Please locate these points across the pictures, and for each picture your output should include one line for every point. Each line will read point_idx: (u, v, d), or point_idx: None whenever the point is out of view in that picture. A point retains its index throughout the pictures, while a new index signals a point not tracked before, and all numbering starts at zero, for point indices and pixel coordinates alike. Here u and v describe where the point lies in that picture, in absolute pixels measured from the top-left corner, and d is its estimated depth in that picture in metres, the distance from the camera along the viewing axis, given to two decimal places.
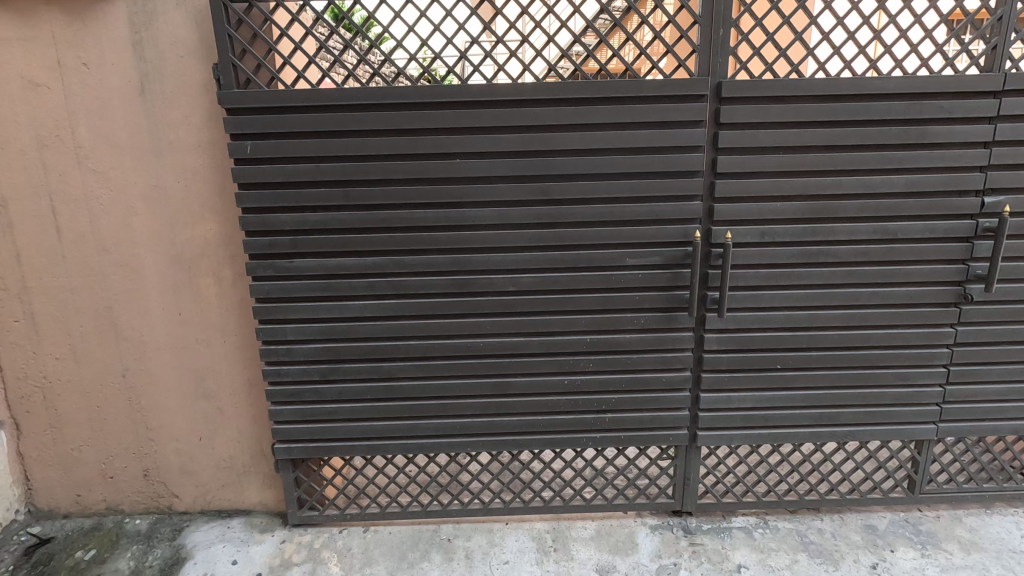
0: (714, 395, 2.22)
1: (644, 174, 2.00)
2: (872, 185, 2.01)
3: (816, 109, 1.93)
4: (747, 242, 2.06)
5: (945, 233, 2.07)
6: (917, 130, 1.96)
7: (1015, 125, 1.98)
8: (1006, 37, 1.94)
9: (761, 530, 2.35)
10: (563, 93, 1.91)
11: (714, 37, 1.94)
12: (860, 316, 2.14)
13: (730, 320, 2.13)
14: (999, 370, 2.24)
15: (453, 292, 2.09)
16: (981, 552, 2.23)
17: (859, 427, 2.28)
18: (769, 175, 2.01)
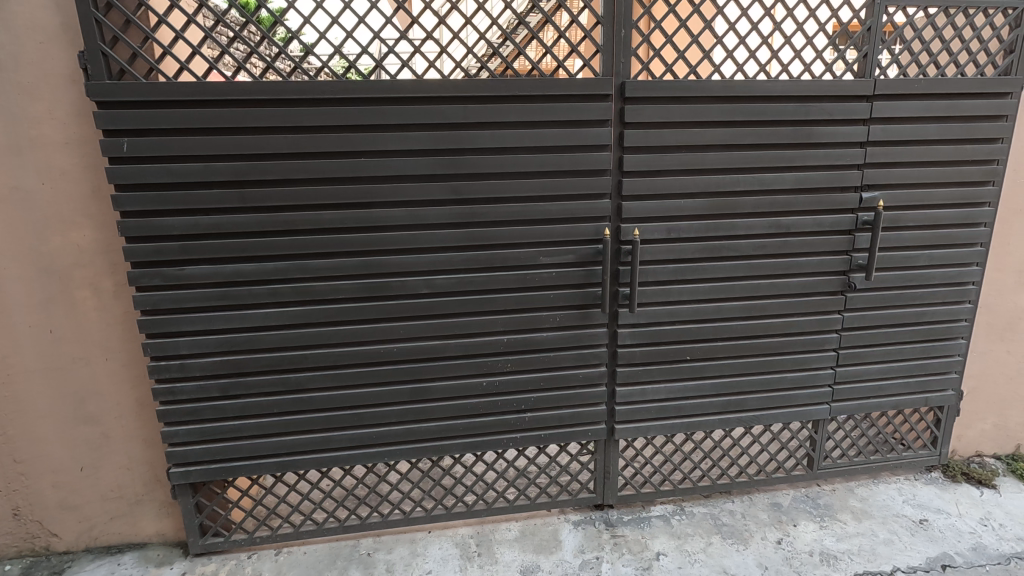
0: (630, 389, 2.26)
1: (554, 173, 2.01)
2: (767, 183, 2.12)
3: (713, 110, 2.02)
4: (655, 238, 2.12)
5: (830, 226, 2.23)
6: (804, 130, 2.10)
7: (887, 127, 2.16)
8: (875, 46, 2.12)
9: (678, 517, 2.44)
10: (470, 91, 1.88)
11: (617, 37, 1.97)
12: (760, 306, 2.26)
13: (642, 315, 2.18)
14: (880, 351, 2.44)
15: (364, 296, 2.00)
16: (871, 519, 2.43)
17: (762, 411, 2.41)
18: (673, 173, 2.08)
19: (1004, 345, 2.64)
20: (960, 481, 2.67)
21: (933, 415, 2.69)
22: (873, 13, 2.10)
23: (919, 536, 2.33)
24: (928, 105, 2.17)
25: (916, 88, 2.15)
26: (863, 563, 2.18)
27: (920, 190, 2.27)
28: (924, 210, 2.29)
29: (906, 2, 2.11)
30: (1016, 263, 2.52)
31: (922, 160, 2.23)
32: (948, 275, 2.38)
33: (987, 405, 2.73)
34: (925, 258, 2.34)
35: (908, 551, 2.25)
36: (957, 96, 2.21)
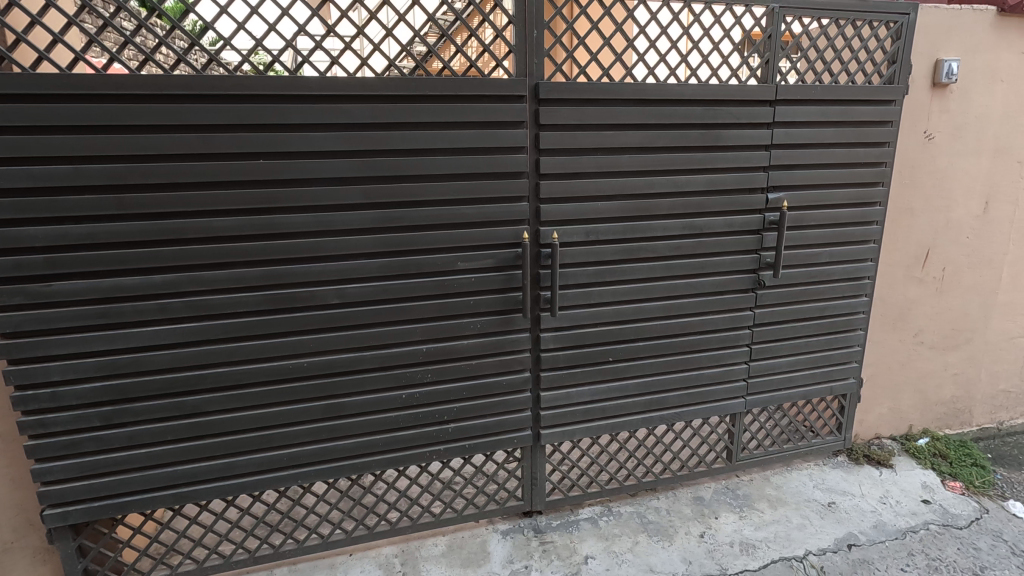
0: (555, 393, 2.24)
1: (470, 176, 1.95)
2: (680, 185, 2.16)
3: (626, 112, 2.03)
4: (574, 241, 2.11)
5: (739, 227, 2.31)
6: (713, 134, 2.15)
7: (789, 130, 2.26)
8: (776, 53, 2.20)
9: (606, 518, 2.44)
10: (377, 89, 1.78)
11: (529, 37, 1.94)
12: (678, 305, 2.30)
13: (564, 318, 2.17)
14: (789, 345, 2.56)
15: (268, 308, 1.86)
16: (785, 506, 2.54)
17: (683, 408, 2.46)
18: (591, 176, 2.07)
19: (896, 334, 2.84)
20: (862, 463, 2.85)
21: (837, 402, 2.86)
22: (773, 22, 2.19)
23: (827, 518, 2.46)
24: (825, 110, 2.29)
25: (813, 94, 2.26)
26: (780, 549, 2.27)
27: (820, 191, 2.39)
28: (824, 209, 2.42)
29: (802, 12, 2.21)
30: (904, 257, 2.72)
31: (821, 162, 2.35)
32: (846, 270, 2.53)
33: (883, 391, 2.93)
34: (826, 255, 2.47)
35: (818, 534, 2.37)
36: (849, 102, 2.35)
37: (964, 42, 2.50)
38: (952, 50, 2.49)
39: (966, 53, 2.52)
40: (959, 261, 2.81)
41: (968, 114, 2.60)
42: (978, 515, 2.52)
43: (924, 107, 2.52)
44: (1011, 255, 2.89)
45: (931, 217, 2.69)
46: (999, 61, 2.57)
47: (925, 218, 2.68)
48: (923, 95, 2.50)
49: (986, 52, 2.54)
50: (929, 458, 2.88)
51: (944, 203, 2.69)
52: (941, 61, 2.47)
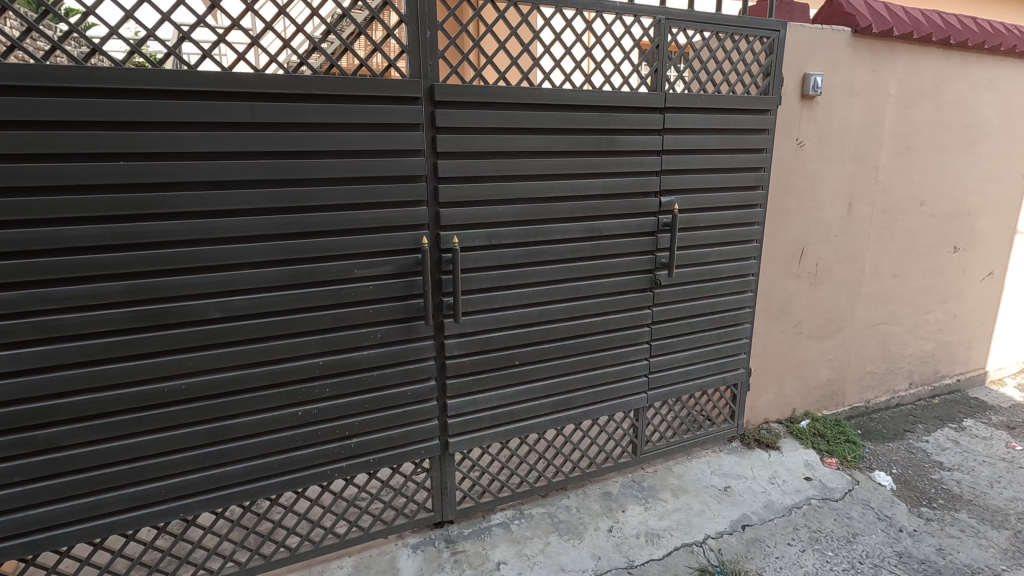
0: (461, 400, 2.20)
1: (364, 180, 1.87)
2: (579, 188, 2.20)
3: (523, 116, 2.03)
4: (476, 245, 2.09)
5: (636, 229, 2.39)
6: (608, 139, 2.22)
7: (677, 136, 2.38)
8: (663, 63, 2.31)
9: (518, 521, 2.44)
10: (257, 87, 1.66)
11: (422, 38, 1.89)
12: (580, 307, 2.35)
13: (468, 323, 2.14)
14: (684, 340, 2.70)
15: (137, 326, 1.67)
16: (686, 494, 2.67)
17: (589, 406, 2.51)
18: (490, 179, 2.06)
19: (779, 326, 3.08)
20: (753, 447, 3.06)
21: (730, 392, 3.04)
22: (660, 32, 2.29)
23: (724, 502, 2.61)
24: (709, 118, 2.43)
25: (698, 103, 2.39)
26: (682, 536, 2.38)
27: (708, 194, 2.54)
28: (710, 212, 2.57)
29: (687, 24, 2.32)
30: (783, 255, 2.95)
31: (707, 167, 2.49)
32: (733, 268, 2.71)
33: (769, 378, 3.16)
34: (714, 254, 2.63)
35: (716, 518, 2.51)
36: (730, 111, 2.51)
37: (827, 59, 2.75)
38: (817, 65, 2.73)
39: (828, 68, 2.77)
40: (830, 257, 3.09)
41: (832, 124, 2.86)
42: (850, 487, 2.79)
43: (796, 116, 2.74)
44: (871, 251, 3.23)
45: (804, 217, 2.94)
46: (855, 76, 2.85)
47: (800, 218, 2.93)
48: (794, 106, 2.73)
49: (844, 69, 2.81)
50: (810, 438, 3.14)
51: (815, 205, 2.95)
52: (807, 75, 2.70)
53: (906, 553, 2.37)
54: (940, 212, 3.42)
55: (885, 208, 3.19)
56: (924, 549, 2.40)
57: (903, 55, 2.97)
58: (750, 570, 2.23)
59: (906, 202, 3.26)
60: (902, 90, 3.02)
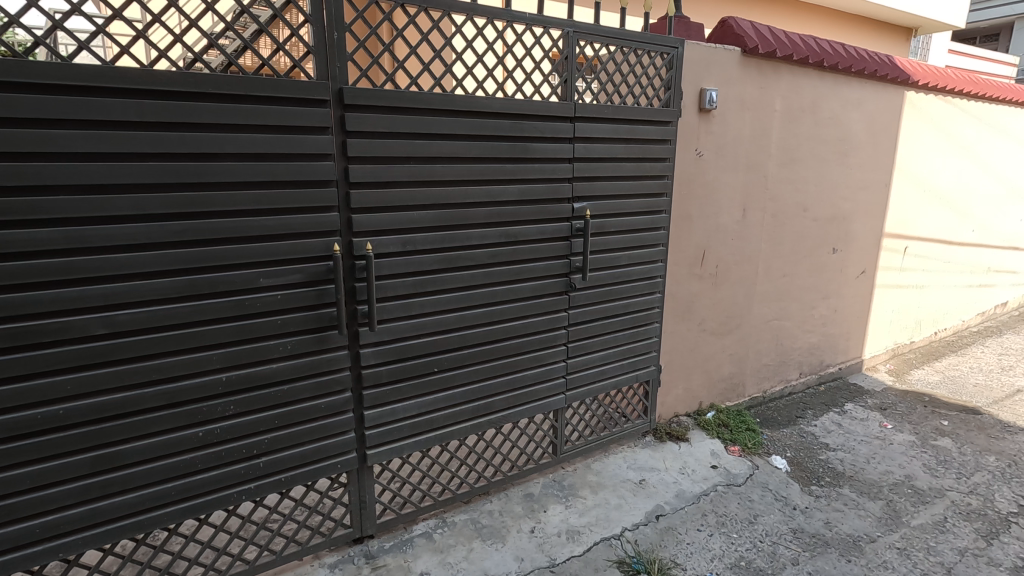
0: (378, 411, 2.15)
1: (270, 185, 1.78)
2: (493, 195, 2.23)
3: (436, 122, 2.03)
4: (390, 252, 2.05)
5: (550, 234, 2.45)
6: (521, 146, 2.26)
7: (587, 145, 2.47)
8: (572, 73, 2.39)
9: (440, 530, 2.41)
10: (145, 83, 1.54)
11: (329, 39, 1.83)
12: (498, 311, 2.37)
13: (385, 331, 2.09)
14: (599, 341, 2.80)
15: (3, 346, 1.48)
16: (604, 489, 2.76)
17: (509, 410, 2.54)
18: (404, 185, 2.03)
19: (685, 324, 3.27)
20: (664, 440, 3.22)
21: (642, 389, 3.19)
22: (569, 44, 2.36)
23: (639, 495, 2.73)
24: (615, 128, 2.56)
25: (605, 114, 2.50)
26: (601, 531, 2.46)
27: (616, 201, 2.66)
28: (620, 217, 2.70)
29: (593, 37, 2.43)
30: (687, 258, 3.13)
31: (615, 175, 2.61)
32: (642, 270, 2.86)
33: (678, 374, 3.34)
34: (624, 258, 2.76)
35: (632, 510, 2.62)
36: (634, 122, 2.64)
37: (721, 75, 2.97)
38: (712, 81, 2.94)
39: (722, 84, 2.99)
40: (728, 259, 3.33)
41: (727, 136, 3.09)
42: (751, 472, 3.01)
43: (695, 128, 2.94)
44: (764, 253, 3.51)
45: (705, 222, 3.15)
46: (746, 92, 3.10)
47: (701, 223, 3.13)
48: (692, 119, 2.91)
49: (736, 85, 3.05)
50: (716, 428, 3.36)
51: (714, 211, 3.17)
52: (704, 90, 2.89)
53: (799, 529, 2.59)
54: (821, 217, 3.79)
55: (775, 213, 3.49)
56: (814, 523, 2.64)
57: (786, 75, 3.26)
58: (664, 558, 2.35)
59: (791, 208, 3.58)
60: (785, 106, 3.32)
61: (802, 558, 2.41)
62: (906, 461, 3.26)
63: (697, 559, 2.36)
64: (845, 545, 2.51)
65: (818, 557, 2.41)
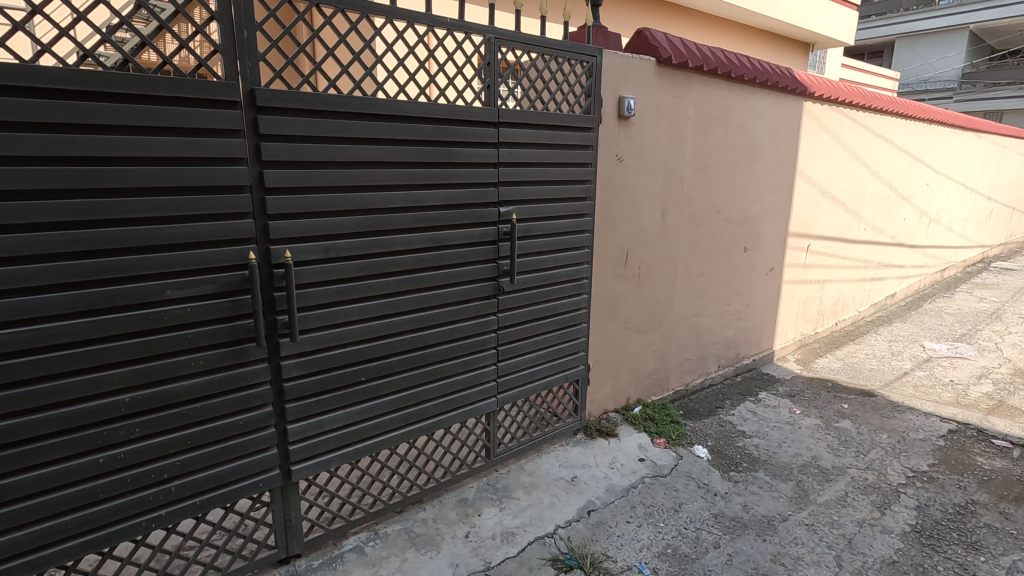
0: (303, 425, 2.07)
1: (176, 191, 1.68)
2: (419, 200, 2.21)
3: (358, 125, 1.99)
4: (311, 259, 1.98)
5: (477, 238, 2.47)
6: (445, 151, 2.26)
7: (511, 149, 2.51)
8: (495, 79, 2.41)
9: (372, 543, 2.35)
10: (28, 80, 1.40)
11: (239, 38, 1.75)
12: (427, 317, 2.35)
13: (308, 341, 2.02)
14: (529, 342, 2.84)
15: None
16: (537, 489, 2.80)
17: (441, 416, 2.52)
18: (325, 190, 1.98)
19: (611, 323, 3.38)
20: (595, 437, 3.31)
21: (572, 388, 3.27)
22: (491, 50, 2.38)
23: (571, 492, 2.79)
24: (538, 134, 2.61)
25: (528, 119, 2.55)
26: (535, 530, 2.49)
27: (542, 205, 2.72)
28: (546, 221, 2.76)
29: (514, 44, 2.46)
30: (611, 259, 3.24)
31: (540, 179, 2.67)
32: (569, 272, 2.93)
33: (606, 371, 3.45)
34: (551, 260, 2.83)
35: (565, 508, 2.67)
36: (557, 128, 2.71)
37: (638, 84, 3.10)
38: (630, 90, 3.06)
39: (640, 92, 3.12)
40: (650, 260, 3.48)
41: (645, 141, 3.23)
42: (675, 463, 3.16)
43: (615, 135, 3.04)
44: (682, 253, 3.69)
45: (627, 225, 3.27)
46: (662, 100, 3.25)
47: (623, 226, 3.25)
48: (613, 125, 3.02)
49: (653, 94, 3.19)
50: (642, 422, 3.49)
51: (635, 214, 3.30)
52: (623, 98, 3.01)
53: (720, 513, 2.75)
54: (733, 218, 4.03)
55: (691, 215, 3.68)
56: (733, 507, 2.81)
57: (698, 84, 3.45)
58: (596, 551, 2.41)
59: (706, 210, 3.79)
60: (698, 114, 3.51)
61: (723, 541, 2.55)
62: (813, 443, 3.53)
63: (627, 550, 2.44)
64: (761, 525, 2.68)
65: (737, 538, 2.57)
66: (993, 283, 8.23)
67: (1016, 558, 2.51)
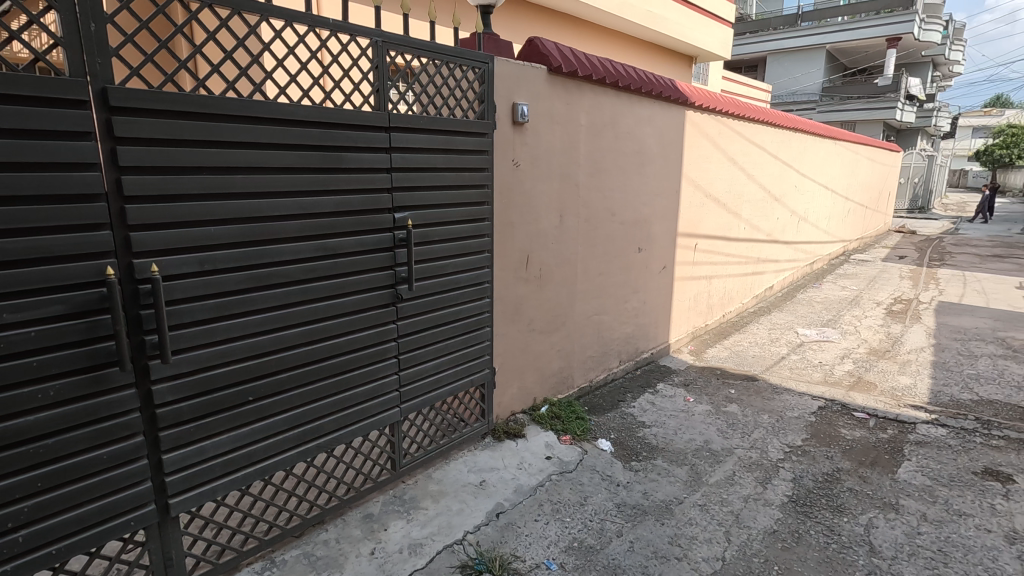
0: (181, 453, 1.90)
1: (11, 200, 1.47)
2: (306, 207, 2.12)
3: (233, 129, 1.87)
4: (183, 273, 1.83)
5: (372, 245, 2.41)
6: (333, 156, 2.18)
7: (404, 155, 2.48)
8: (384, 82, 2.36)
9: (268, 573, 2.20)
10: None
11: (85, 31, 1.58)
12: (319, 329, 2.26)
13: (183, 362, 1.86)
14: (431, 349, 2.81)
15: None
16: (445, 496, 2.77)
17: (340, 431, 2.43)
18: (197, 198, 1.84)
19: (514, 326, 3.42)
20: (503, 439, 3.34)
21: (478, 392, 3.26)
22: (378, 54, 2.33)
23: (479, 497, 2.79)
24: (432, 139, 2.59)
25: (421, 124, 2.53)
26: (443, 539, 2.46)
27: (438, 210, 2.71)
28: (443, 226, 2.75)
29: (402, 48, 2.42)
30: (512, 263, 3.29)
31: (435, 184, 2.66)
32: (469, 276, 2.94)
33: (512, 373, 3.49)
34: (451, 265, 2.82)
35: (473, 512, 2.67)
36: (451, 133, 2.71)
37: (530, 91, 3.17)
38: (523, 96, 3.13)
39: (532, 99, 3.20)
40: (550, 262, 3.57)
41: (540, 147, 3.31)
42: (580, 458, 3.26)
43: (510, 140, 3.09)
44: (580, 255, 3.83)
45: (525, 228, 3.33)
46: (554, 107, 3.36)
47: (522, 230, 3.31)
48: (508, 131, 3.07)
49: (545, 101, 3.28)
50: (548, 421, 3.57)
51: (533, 218, 3.37)
52: (516, 104, 3.07)
53: (622, 503, 2.87)
54: (626, 220, 4.24)
55: (587, 218, 3.83)
56: (634, 495, 2.95)
57: (588, 92, 3.60)
58: (505, 553, 2.43)
59: (601, 213, 3.96)
60: (589, 121, 3.66)
61: (625, 529, 2.67)
62: (705, 428, 3.79)
63: (535, 549, 2.48)
64: (659, 510, 2.84)
65: (638, 525, 2.70)
66: (852, 273, 9.32)
67: (872, 516, 2.84)
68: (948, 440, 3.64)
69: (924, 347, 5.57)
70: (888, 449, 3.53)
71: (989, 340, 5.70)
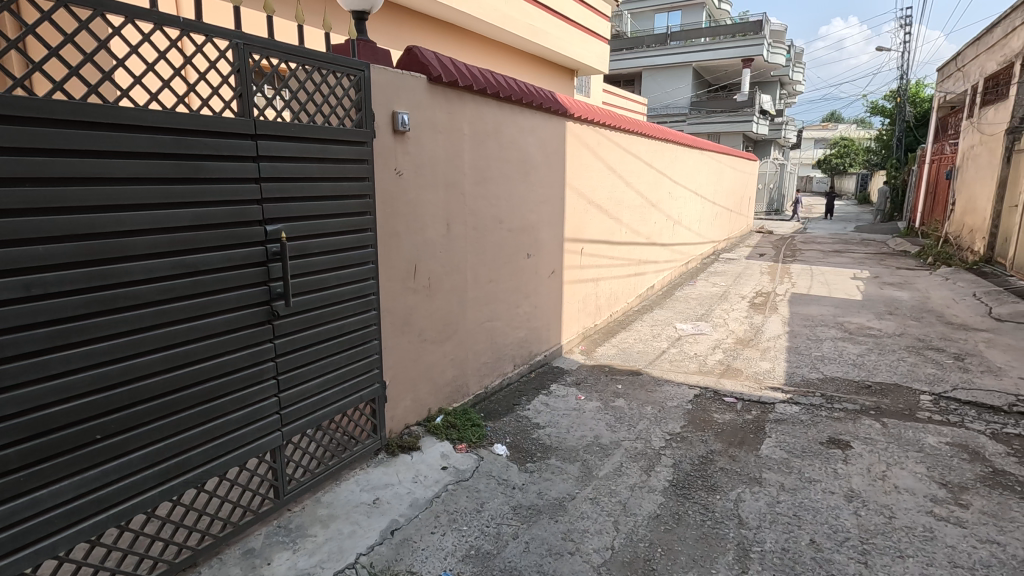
0: (10, 507, 1.65)
1: None
2: (160, 221, 1.95)
3: (64, 136, 1.68)
4: (5, 299, 1.60)
5: (241, 260, 2.25)
6: (190, 165, 2.02)
7: (274, 165, 2.35)
8: (247, 87, 2.22)
9: None
10: None
11: None
12: (181, 354, 2.07)
13: (8, 403, 1.62)
14: (313, 367, 2.68)
15: None
16: (336, 520, 2.65)
17: (210, 463, 2.23)
18: (18, 213, 1.62)
19: (404, 337, 3.36)
20: (397, 453, 3.26)
21: (369, 408, 3.14)
22: (240, 57, 2.19)
23: (372, 515, 2.70)
24: (305, 147, 2.48)
25: (292, 132, 2.41)
26: (333, 565, 2.36)
27: (316, 221, 2.59)
28: (321, 237, 2.63)
29: (267, 51, 2.30)
30: (399, 274, 3.23)
31: (312, 194, 2.55)
32: (353, 288, 2.84)
33: (404, 386, 3.42)
34: (333, 278, 2.71)
35: (366, 533, 2.58)
36: (326, 141, 2.61)
37: (409, 100, 3.14)
38: (402, 105, 3.09)
39: (412, 108, 3.17)
40: (438, 271, 3.55)
41: (422, 156, 3.29)
42: (476, 465, 3.28)
43: (390, 149, 3.05)
44: (469, 263, 3.85)
45: (411, 238, 3.29)
46: (435, 116, 3.36)
47: (408, 239, 3.26)
48: (387, 140, 3.02)
49: (426, 109, 3.27)
50: (444, 431, 3.54)
51: (419, 227, 3.34)
52: (395, 113, 3.03)
53: (518, 504, 2.93)
54: (513, 227, 4.33)
55: (474, 226, 3.86)
56: (530, 496, 3.02)
57: (469, 102, 3.64)
58: (400, 571, 2.38)
59: (488, 220, 4.02)
60: (472, 130, 3.70)
61: (521, 530, 2.72)
62: (595, 423, 3.98)
63: (432, 562, 2.45)
64: (553, 508, 2.93)
65: (533, 525, 2.76)
66: (721, 270, 10.26)
67: (739, 491, 3.14)
68: (801, 415, 4.13)
69: (780, 334, 6.27)
70: (753, 429, 3.93)
71: (830, 326, 6.54)
